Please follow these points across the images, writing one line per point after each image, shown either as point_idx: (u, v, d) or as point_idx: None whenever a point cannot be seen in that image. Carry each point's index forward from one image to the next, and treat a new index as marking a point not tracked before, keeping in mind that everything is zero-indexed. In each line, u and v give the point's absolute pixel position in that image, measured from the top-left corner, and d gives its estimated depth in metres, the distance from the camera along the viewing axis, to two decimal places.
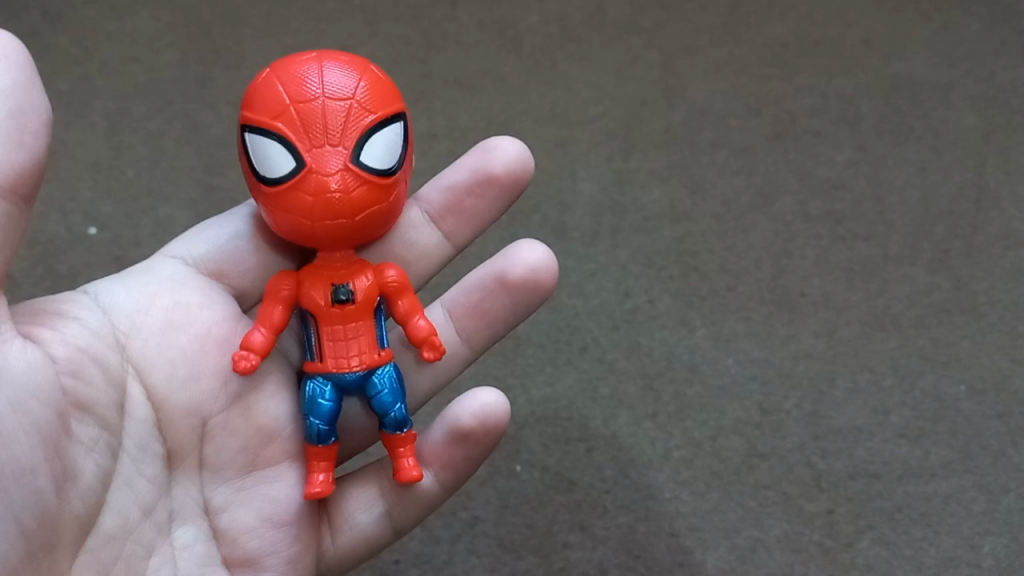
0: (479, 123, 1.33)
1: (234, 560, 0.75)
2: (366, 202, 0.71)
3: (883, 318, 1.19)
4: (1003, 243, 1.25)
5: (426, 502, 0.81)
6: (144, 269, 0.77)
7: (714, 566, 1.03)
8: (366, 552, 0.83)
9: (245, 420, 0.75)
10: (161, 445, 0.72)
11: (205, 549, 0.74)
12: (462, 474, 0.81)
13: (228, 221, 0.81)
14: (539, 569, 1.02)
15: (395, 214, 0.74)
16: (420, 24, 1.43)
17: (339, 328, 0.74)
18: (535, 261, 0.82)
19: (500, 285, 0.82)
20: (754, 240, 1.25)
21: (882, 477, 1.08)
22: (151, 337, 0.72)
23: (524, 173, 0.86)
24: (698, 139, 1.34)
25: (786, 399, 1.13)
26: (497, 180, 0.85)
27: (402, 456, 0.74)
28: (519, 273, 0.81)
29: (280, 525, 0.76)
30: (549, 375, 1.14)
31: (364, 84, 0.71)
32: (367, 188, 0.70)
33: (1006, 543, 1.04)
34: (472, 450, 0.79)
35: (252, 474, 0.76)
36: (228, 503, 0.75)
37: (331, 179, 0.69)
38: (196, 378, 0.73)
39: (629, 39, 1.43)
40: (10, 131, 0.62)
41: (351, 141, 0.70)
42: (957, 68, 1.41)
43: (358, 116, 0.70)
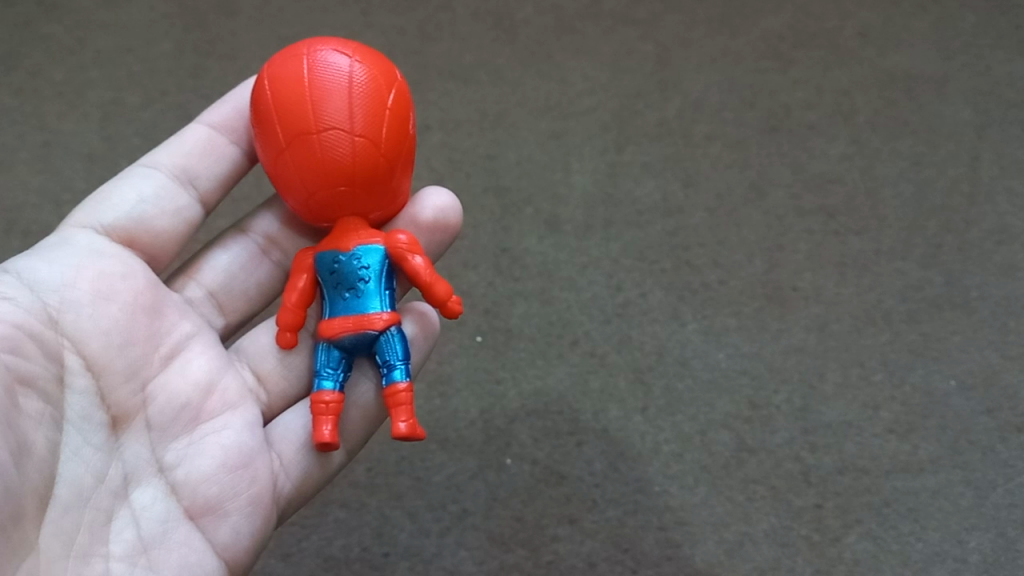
0: (474, 115, 1.33)
1: (196, 510, 0.73)
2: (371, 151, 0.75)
3: (875, 312, 1.19)
4: (995, 239, 1.25)
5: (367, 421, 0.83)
6: (58, 242, 0.76)
7: (702, 560, 1.03)
8: (319, 480, 0.82)
9: (180, 378, 0.76)
10: (104, 412, 0.72)
11: (166, 505, 0.73)
12: None
13: (132, 185, 0.81)
14: (528, 562, 1.03)
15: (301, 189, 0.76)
16: (414, 15, 1.43)
17: None
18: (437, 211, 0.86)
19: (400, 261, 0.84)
20: (746, 234, 1.25)
21: (870, 472, 1.08)
22: (83, 310, 0.72)
23: None
24: (692, 132, 1.34)
25: (776, 394, 1.13)
26: None
27: (319, 422, 0.75)
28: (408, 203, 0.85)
29: (236, 469, 0.75)
30: (539, 368, 1.14)
31: None
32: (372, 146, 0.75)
33: (993, 539, 1.05)
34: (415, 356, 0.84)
35: (200, 427, 0.76)
36: (180, 458, 0.74)
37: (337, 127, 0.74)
38: (130, 344, 0.74)
39: (624, 31, 1.43)
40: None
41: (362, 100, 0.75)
42: (952, 61, 1.41)
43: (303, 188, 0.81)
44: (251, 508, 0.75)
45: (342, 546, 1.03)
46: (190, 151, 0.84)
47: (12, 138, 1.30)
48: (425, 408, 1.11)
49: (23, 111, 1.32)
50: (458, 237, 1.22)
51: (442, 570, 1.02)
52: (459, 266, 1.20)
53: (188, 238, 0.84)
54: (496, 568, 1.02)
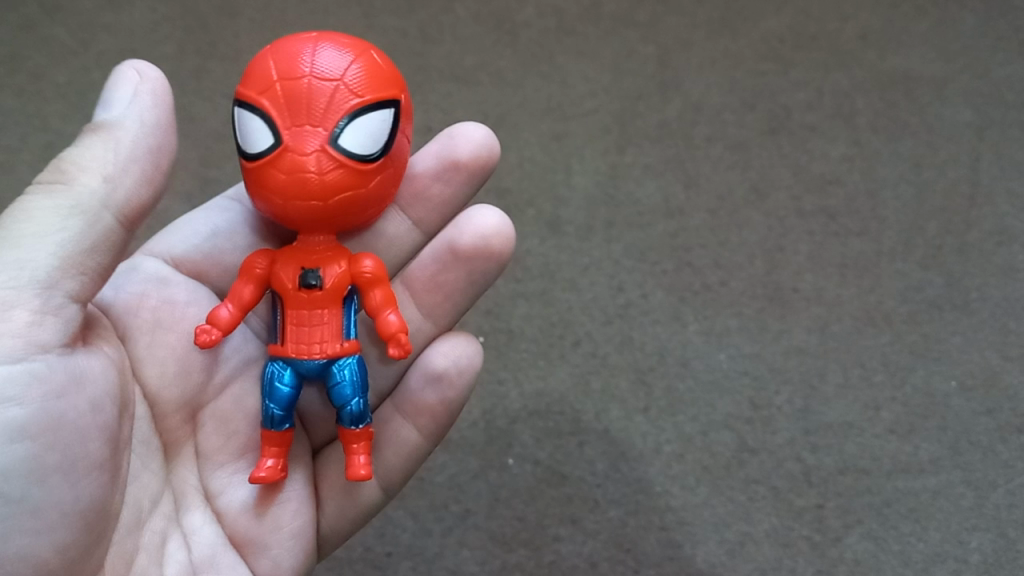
0: (475, 117, 1.34)
1: (238, 540, 0.78)
2: (387, 179, 0.74)
3: (875, 313, 1.19)
4: (995, 240, 1.25)
5: (409, 464, 0.85)
6: (127, 267, 0.80)
7: (703, 560, 1.04)
8: (357, 522, 0.85)
9: (232, 408, 0.80)
10: (159, 439, 0.77)
11: (213, 530, 0.78)
12: (441, 422, 0.84)
13: (206, 220, 0.85)
14: (530, 562, 1.03)
15: (374, 205, 0.74)
16: (416, 17, 1.43)
17: (304, 313, 0.74)
18: (482, 141, 0.87)
19: (456, 252, 0.84)
20: (747, 235, 1.25)
21: (871, 473, 1.08)
22: (142, 338, 0.76)
23: (490, 157, 0.88)
24: (693, 134, 1.34)
25: (777, 394, 1.13)
26: (463, 165, 0.87)
27: (354, 452, 0.73)
28: (468, 238, 0.84)
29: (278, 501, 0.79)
30: (542, 369, 1.14)
31: (355, 67, 0.72)
32: (391, 177, 0.74)
33: (993, 539, 1.05)
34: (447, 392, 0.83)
35: (244, 457, 0.79)
36: (226, 486, 0.78)
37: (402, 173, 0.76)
38: (186, 375, 0.78)
39: (626, 33, 1.43)
40: (148, 167, 0.70)
41: (399, 118, 0.73)
42: (952, 64, 1.42)
43: (344, 98, 0.70)
44: (294, 540, 0.80)
45: (345, 546, 1.03)
46: None
47: (14, 140, 1.30)
48: None
49: (26, 113, 1.33)
50: None
51: (444, 570, 1.02)
52: None
53: None
54: (498, 568, 1.02)
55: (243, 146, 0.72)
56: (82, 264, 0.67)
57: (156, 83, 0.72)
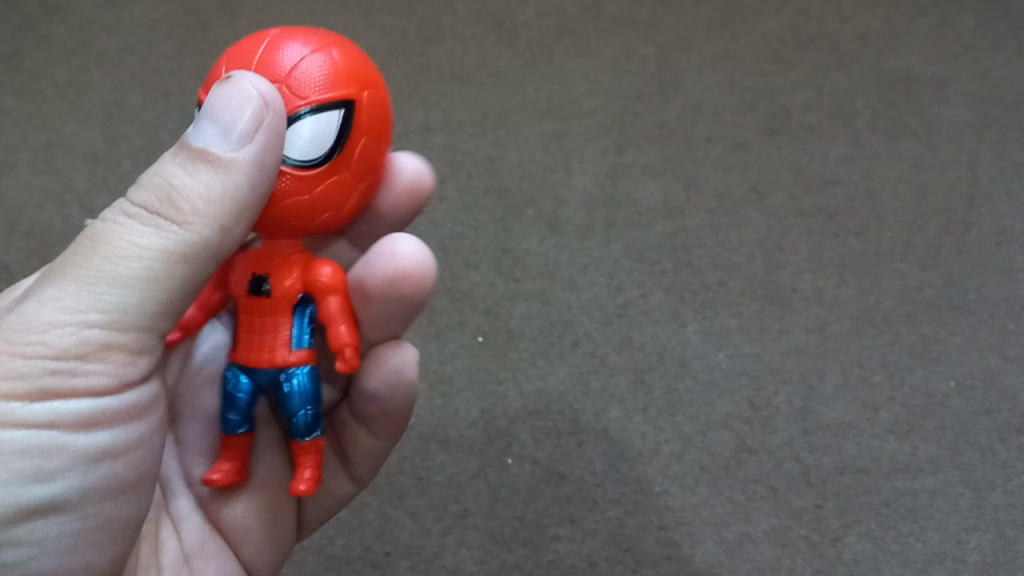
0: (475, 117, 1.34)
1: (223, 527, 0.79)
2: (343, 180, 0.65)
3: (875, 313, 1.20)
4: (995, 240, 1.26)
5: (374, 461, 0.84)
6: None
7: (703, 560, 1.04)
8: (329, 510, 0.86)
9: (208, 401, 0.78)
10: None
11: (199, 518, 0.79)
12: (392, 427, 0.82)
13: None
14: (529, 561, 1.03)
15: (328, 214, 0.66)
16: (416, 17, 1.44)
17: (256, 320, 0.69)
18: (415, 172, 0.79)
19: (367, 290, 0.73)
20: (747, 235, 1.25)
21: (870, 473, 1.08)
22: None
23: (420, 188, 0.79)
24: (693, 134, 1.34)
25: (776, 395, 1.13)
26: (388, 197, 0.78)
27: (301, 464, 0.69)
28: (382, 273, 0.72)
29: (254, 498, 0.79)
30: (541, 369, 1.14)
31: (306, 65, 0.64)
32: (349, 178, 0.66)
33: (992, 539, 1.05)
34: (389, 405, 0.80)
35: (221, 451, 0.78)
36: (206, 479, 0.78)
37: (371, 173, 0.68)
38: (167, 365, 0.78)
39: (625, 34, 1.44)
40: (254, 200, 0.62)
41: (354, 119, 0.64)
42: (952, 64, 1.42)
43: (285, 100, 0.62)
44: (274, 531, 0.82)
45: (343, 545, 1.03)
46: None
47: (14, 139, 1.31)
48: (428, 409, 1.11)
49: (25, 112, 1.33)
50: (460, 238, 1.23)
51: (443, 569, 1.02)
52: (461, 267, 1.21)
53: None
54: (497, 567, 1.02)
55: None
56: (163, 306, 0.62)
57: (275, 107, 0.61)
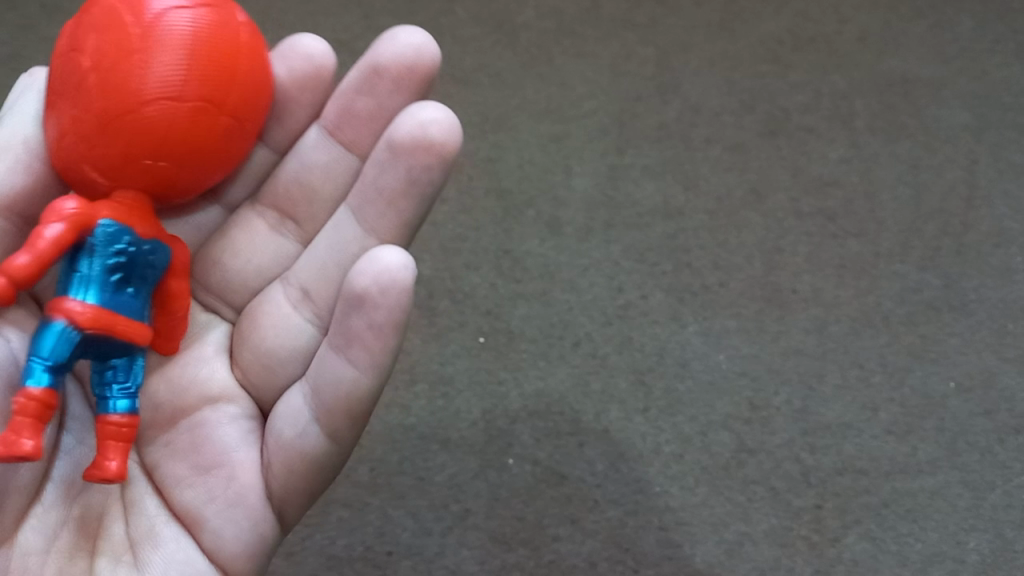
0: (474, 118, 1.34)
1: (181, 514, 0.71)
2: (116, 107, 0.64)
3: (874, 314, 1.20)
4: (992, 242, 1.26)
5: (363, 399, 0.68)
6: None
7: (702, 560, 1.04)
8: (315, 474, 0.70)
9: (166, 380, 0.74)
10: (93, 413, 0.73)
11: (155, 504, 0.71)
12: (381, 350, 0.66)
13: None
14: (529, 561, 1.03)
15: (169, 139, 0.66)
16: (415, 19, 1.44)
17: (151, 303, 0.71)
18: (412, 41, 0.75)
19: (391, 151, 0.70)
20: (746, 236, 1.26)
21: (869, 474, 1.09)
22: None
23: (423, 61, 0.75)
24: (692, 135, 1.35)
25: (776, 395, 1.14)
26: (387, 72, 0.75)
27: (105, 451, 0.65)
28: (405, 132, 0.70)
29: (209, 468, 0.71)
30: (541, 369, 1.15)
31: (150, 6, 0.66)
32: (127, 104, 0.64)
33: (991, 539, 1.06)
34: (376, 317, 0.65)
35: (180, 425, 0.73)
36: (163, 458, 0.72)
37: (167, 97, 0.65)
38: None
39: (624, 35, 1.44)
40: (17, 152, 0.70)
41: (179, 47, 0.66)
42: (950, 65, 1.43)
43: (125, 32, 0.65)
44: (234, 507, 0.70)
45: (345, 545, 1.03)
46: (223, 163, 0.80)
47: None
48: (428, 409, 1.11)
49: None
50: (459, 239, 1.23)
51: (444, 569, 1.02)
52: (461, 268, 1.21)
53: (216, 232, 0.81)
54: (497, 567, 1.03)
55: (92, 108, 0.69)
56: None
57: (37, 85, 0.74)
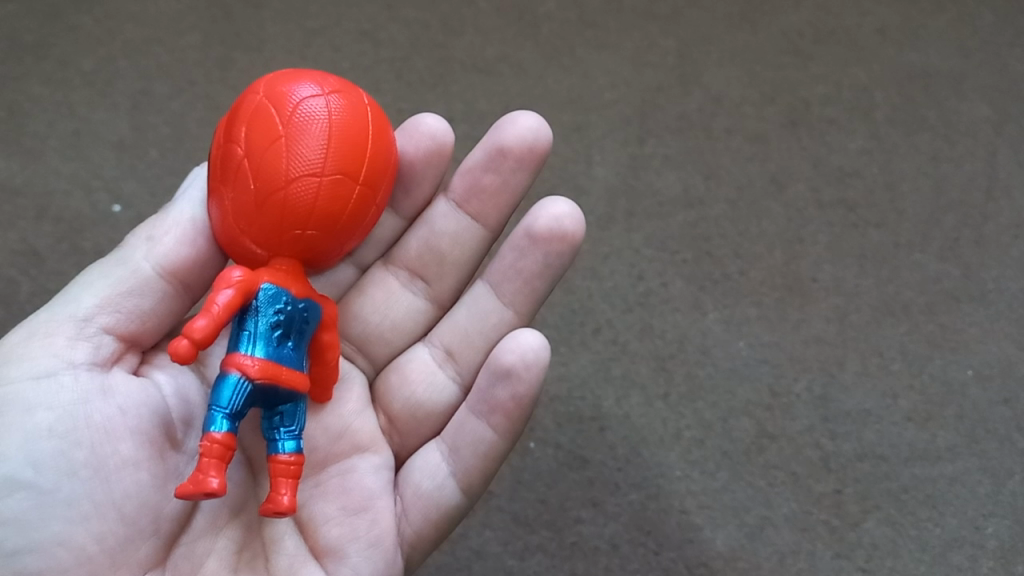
0: (497, 108, 1.35)
1: (319, 550, 0.76)
2: (266, 188, 0.69)
3: (895, 303, 1.21)
4: (1012, 234, 1.27)
5: (493, 460, 0.81)
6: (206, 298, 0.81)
7: (723, 543, 1.05)
8: (444, 526, 0.81)
9: (317, 424, 0.79)
10: (243, 451, 0.78)
11: (296, 540, 0.76)
12: (516, 418, 0.79)
13: None
14: (552, 543, 1.04)
15: (310, 209, 0.69)
16: (438, 9, 1.44)
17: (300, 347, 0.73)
18: (531, 125, 0.84)
19: (530, 239, 0.82)
20: (767, 226, 1.26)
21: (889, 460, 1.10)
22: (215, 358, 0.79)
23: (539, 144, 0.84)
24: (713, 126, 1.36)
25: (796, 382, 1.15)
26: (510, 153, 0.84)
27: (277, 486, 0.68)
28: (543, 224, 0.82)
29: (354, 512, 0.77)
30: (563, 355, 1.16)
31: (285, 91, 0.72)
32: (277, 185, 0.69)
33: (1009, 525, 1.07)
34: (518, 389, 0.78)
35: (328, 470, 0.78)
36: (311, 498, 0.77)
37: (310, 174, 0.69)
38: None
39: (646, 27, 1.44)
40: (186, 227, 0.75)
41: (310, 122, 0.70)
42: (970, 59, 1.43)
43: (264, 116, 0.71)
44: (372, 550, 0.76)
45: None
46: None
47: (41, 125, 1.33)
48: None
49: (52, 99, 1.35)
50: None
51: (467, 549, 1.04)
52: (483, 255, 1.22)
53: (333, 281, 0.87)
54: (521, 549, 1.04)
55: None
56: (121, 304, 0.73)
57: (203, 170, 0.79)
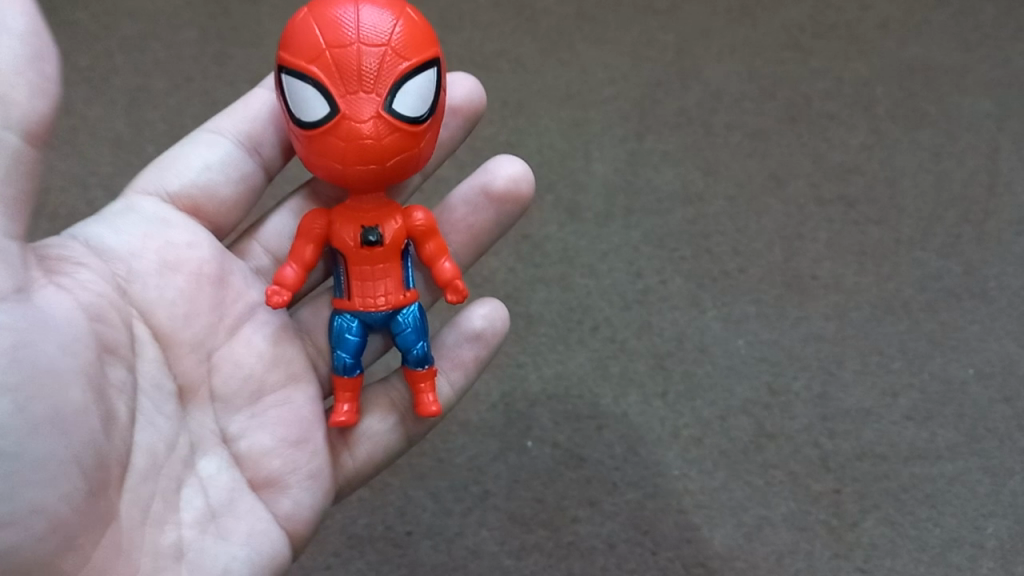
0: (495, 104, 1.34)
1: (257, 483, 0.75)
2: (403, 149, 0.70)
3: (894, 301, 1.20)
4: (1014, 230, 1.26)
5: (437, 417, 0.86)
6: (122, 207, 0.75)
7: (721, 543, 1.04)
8: (375, 468, 0.85)
9: (246, 349, 0.77)
10: (173, 382, 0.72)
11: (231, 476, 0.73)
12: (470, 379, 0.86)
13: (212, 149, 0.81)
14: (549, 542, 1.04)
15: (421, 160, 0.73)
16: (436, 4, 1.44)
17: (367, 269, 0.76)
18: (473, 86, 0.88)
19: (487, 196, 0.86)
20: (766, 222, 1.25)
21: (888, 459, 1.09)
22: (150, 280, 0.71)
23: (479, 104, 0.89)
24: (713, 121, 1.35)
25: (795, 380, 1.14)
26: (460, 109, 0.88)
27: (424, 391, 0.77)
28: (501, 184, 0.85)
29: (295, 444, 0.77)
30: (560, 353, 1.15)
31: (399, 28, 0.69)
32: (413, 141, 0.70)
33: (1010, 525, 1.05)
34: (482, 351, 0.86)
35: (262, 400, 0.77)
36: (244, 431, 0.75)
37: (433, 128, 0.72)
38: (195, 315, 0.74)
39: (645, 21, 1.44)
40: (32, 74, 0.60)
41: (437, 78, 0.71)
42: (972, 53, 1.42)
43: (393, 63, 0.68)
44: (311, 481, 0.77)
45: (365, 525, 1.03)
46: (255, 115, 0.84)
47: None
48: None
49: None
50: None
51: (464, 549, 1.03)
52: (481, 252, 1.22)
53: (250, 198, 0.85)
54: (517, 548, 1.03)
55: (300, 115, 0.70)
56: (6, 195, 0.59)
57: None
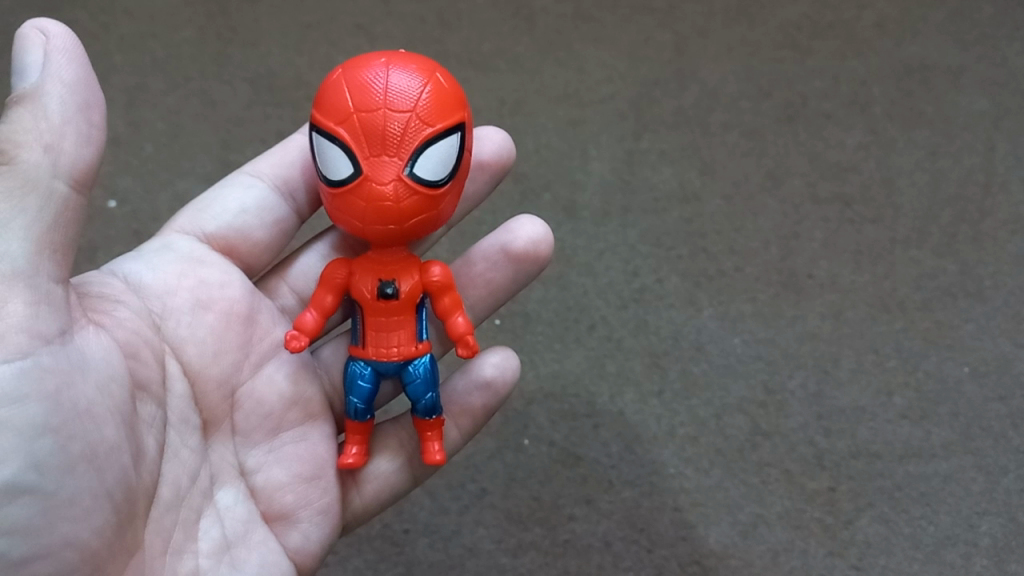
0: (493, 103, 1.34)
1: (270, 515, 0.76)
2: (420, 212, 0.70)
3: (890, 300, 1.20)
4: (1009, 229, 1.26)
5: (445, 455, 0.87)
6: (160, 246, 0.77)
7: (716, 541, 1.05)
8: (380, 504, 0.85)
9: (268, 387, 0.77)
10: (198, 416, 0.73)
11: (245, 508, 0.75)
12: (478, 422, 0.87)
13: (249, 193, 0.83)
14: (545, 541, 1.04)
15: (441, 221, 0.73)
16: (434, 4, 1.44)
17: (382, 320, 0.75)
18: (502, 143, 0.89)
19: (507, 256, 0.86)
20: (763, 222, 1.26)
21: (883, 457, 1.10)
22: (183, 318, 0.72)
23: (506, 161, 0.90)
24: (709, 120, 1.35)
25: (790, 379, 1.14)
26: (487, 166, 0.88)
27: (429, 441, 0.76)
28: (521, 245, 0.86)
29: (310, 479, 0.77)
30: (557, 352, 1.16)
31: (427, 95, 0.70)
32: (431, 204, 0.71)
33: (1003, 523, 1.06)
34: (492, 399, 0.87)
35: (280, 436, 0.77)
36: (262, 464, 0.76)
37: (452, 193, 0.72)
38: (224, 352, 0.75)
39: (642, 20, 1.45)
40: (80, 125, 0.62)
41: (461, 143, 0.71)
42: (969, 52, 1.43)
43: (417, 129, 0.69)
44: (321, 516, 0.78)
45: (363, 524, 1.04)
46: (291, 161, 0.85)
47: None
48: None
49: None
50: (477, 224, 1.23)
51: (460, 548, 1.03)
52: None
53: (281, 240, 0.85)
54: (514, 546, 1.03)
55: (327, 172, 0.71)
56: (52, 241, 0.61)
57: (67, 40, 0.63)
